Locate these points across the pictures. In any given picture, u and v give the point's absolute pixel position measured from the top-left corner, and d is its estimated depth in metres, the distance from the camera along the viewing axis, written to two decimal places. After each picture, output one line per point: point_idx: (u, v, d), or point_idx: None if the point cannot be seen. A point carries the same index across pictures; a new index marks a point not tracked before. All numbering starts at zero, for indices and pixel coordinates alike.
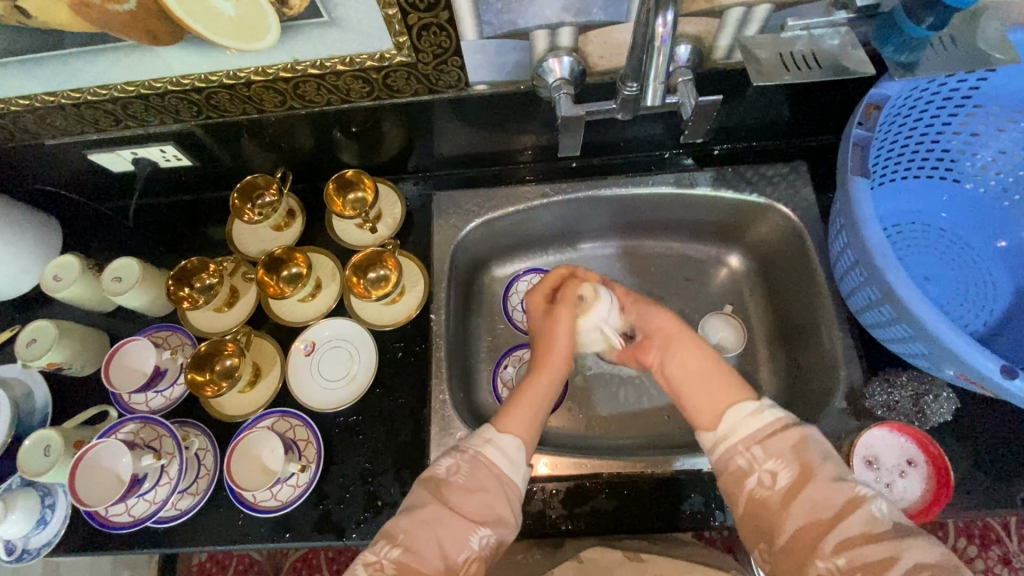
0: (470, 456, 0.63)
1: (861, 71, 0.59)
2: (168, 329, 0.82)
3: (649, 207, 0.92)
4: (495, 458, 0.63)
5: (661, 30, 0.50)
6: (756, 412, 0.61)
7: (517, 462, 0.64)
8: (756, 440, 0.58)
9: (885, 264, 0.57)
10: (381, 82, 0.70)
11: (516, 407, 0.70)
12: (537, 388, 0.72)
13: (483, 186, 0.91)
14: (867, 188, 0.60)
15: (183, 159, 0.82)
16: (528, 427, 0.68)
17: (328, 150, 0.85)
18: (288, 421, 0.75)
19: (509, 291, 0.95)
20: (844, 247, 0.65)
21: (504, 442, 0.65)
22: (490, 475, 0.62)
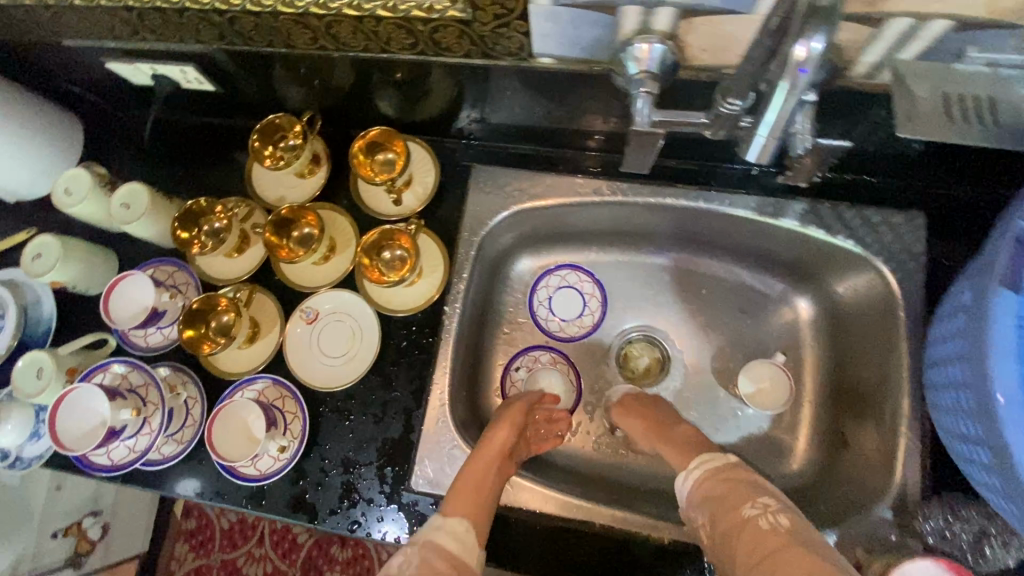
0: (419, 547, 0.55)
1: None
2: (174, 265, 0.77)
3: (717, 227, 0.79)
4: (444, 544, 0.56)
5: (801, 57, 0.39)
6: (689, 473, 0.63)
7: (469, 546, 0.57)
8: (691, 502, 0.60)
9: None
10: (429, 36, 0.58)
11: (461, 485, 0.62)
12: (481, 473, 0.64)
13: (530, 167, 0.79)
14: (1014, 303, 0.47)
15: (206, 84, 0.73)
16: (476, 507, 0.61)
17: (363, 96, 0.74)
18: (280, 390, 0.72)
19: (540, 282, 0.89)
20: (957, 355, 0.52)
21: (454, 526, 0.58)
22: (440, 558, 0.54)
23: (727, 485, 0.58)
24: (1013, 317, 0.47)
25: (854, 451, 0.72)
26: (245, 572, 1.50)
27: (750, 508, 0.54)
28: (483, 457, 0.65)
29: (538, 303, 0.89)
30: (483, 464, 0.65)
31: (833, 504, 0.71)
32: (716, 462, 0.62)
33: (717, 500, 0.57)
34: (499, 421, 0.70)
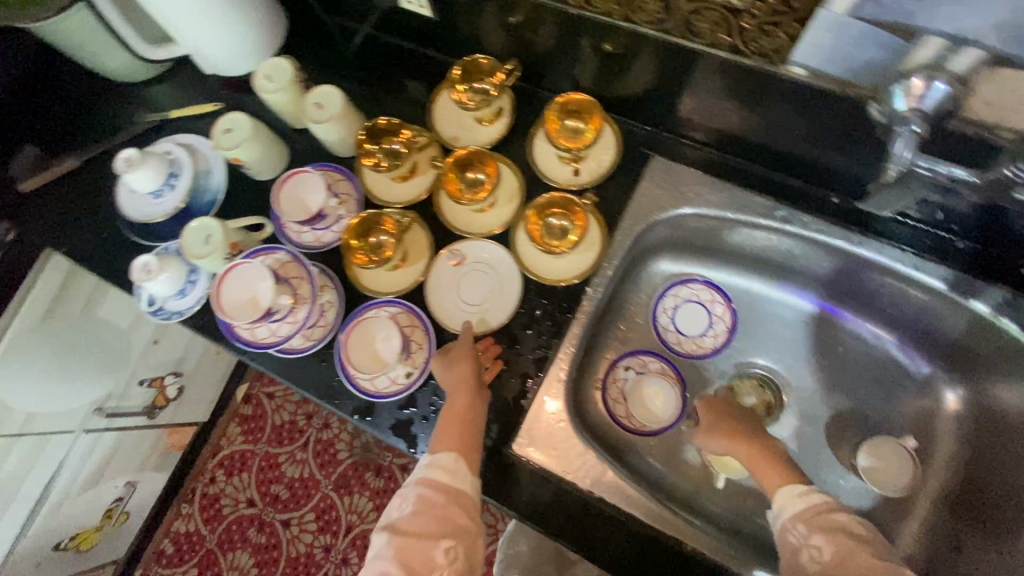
0: (415, 484, 0.60)
1: None
2: (342, 174, 0.79)
3: (886, 288, 0.74)
4: (437, 477, 0.59)
5: None
6: (801, 492, 0.61)
7: (461, 476, 0.60)
8: (801, 519, 0.59)
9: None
10: (684, 17, 0.55)
11: (445, 423, 0.64)
12: (461, 413, 0.65)
13: (710, 173, 0.76)
14: None
15: (424, 8, 0.73)
16: (464, 440, 0.63)
17: (569, 59, 0.72)
18: (411, 319, 0.73)
19: (668, 290, 0.87)
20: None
21: (442, 461, 0.60)
22: (439, 493, 0.58)
23: (838, 520, 0.57)
24: None
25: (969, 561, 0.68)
26: (285, 468, 1.59)
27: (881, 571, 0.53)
28: (463, 392, 0.66)
29: (661, 309, 0.87)
30: (464, 401, 0.65)
31: None
32: (829, 498, 0.59)
33: (845, 538, 0.55)
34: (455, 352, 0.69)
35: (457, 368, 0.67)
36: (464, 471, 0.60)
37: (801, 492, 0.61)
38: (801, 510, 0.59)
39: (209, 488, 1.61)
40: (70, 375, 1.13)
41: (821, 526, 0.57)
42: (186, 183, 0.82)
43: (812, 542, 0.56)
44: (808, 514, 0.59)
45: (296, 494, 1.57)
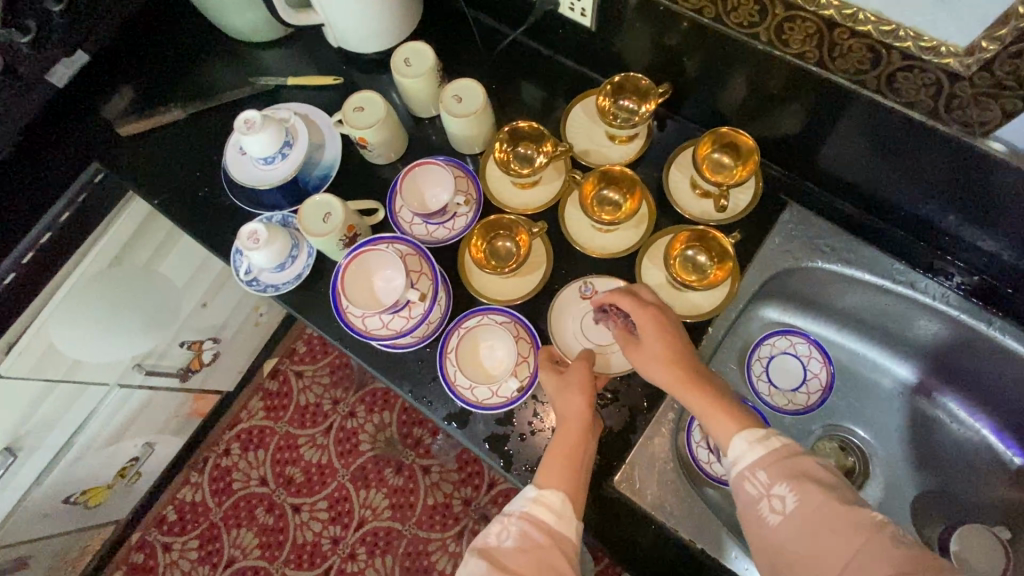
0: (518, 519, 0.55)
1: None
2: (466, 172, 0.75)
3: (1008, 375, 0.72)
4: (545, 518, 0.55)
5: None
6: (755, 440, 0.52)
7: (567, 519, 0.56)
8: (759, 467, 0.51)
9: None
10: (891, 70, 0.54)
11: (555, 454, 0.59)
12: (573, 448, 0.59)
13: (842, 230, 0.74)
14: None
15: (584, 18, 0.71)
16: (570, 476, 0.58)
17: (724, 94, 0.71)
18: (517, 330, 0.70)
19: (761, 343, 0.84)
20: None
21: (550, 500, 0.56)
22: (546, 534, 0.55)
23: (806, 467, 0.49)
24: None
25: None
26: (302, 452, 1.55)
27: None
28: (574, 426, 0.60)
29: (756, 357, 0.84)
30: (579, 436, 0.60)
31: None
32: (790, 442, 0.52)
33: (815, 489, 0.48)
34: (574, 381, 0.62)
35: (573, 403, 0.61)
36: (572, 513, 0.57)
37: (753, 441, 0.52)
38: (757, 461, 0.51)
39: (222, 460, 1.56)
40: (123, 329, 1.07)
41: (788, 472, 0.49)
42: (299, 154, 0.80)
43: (776, 491, 0.49)
44: (765, 464, 0.51)
45: (311, 479, 1.53)
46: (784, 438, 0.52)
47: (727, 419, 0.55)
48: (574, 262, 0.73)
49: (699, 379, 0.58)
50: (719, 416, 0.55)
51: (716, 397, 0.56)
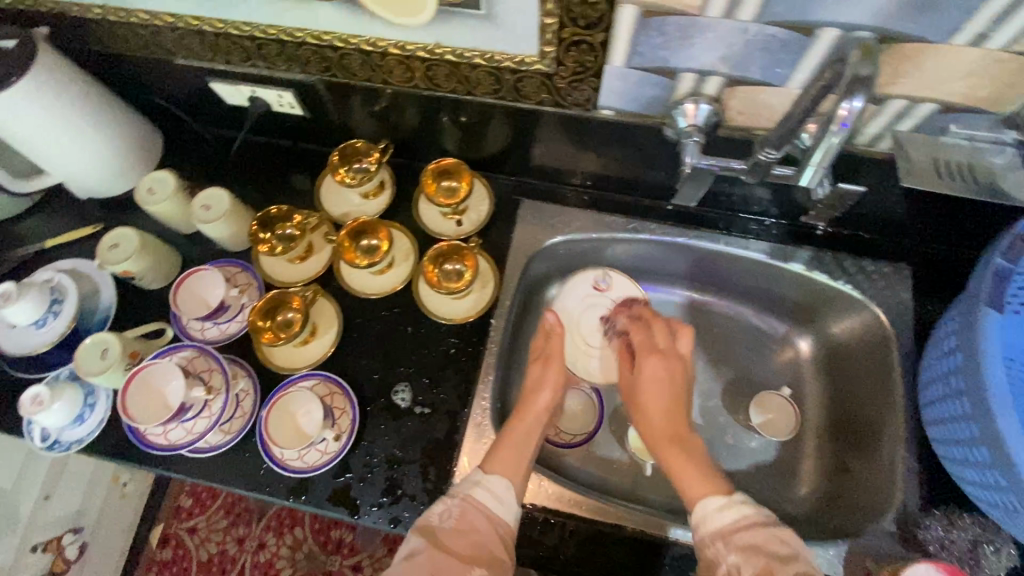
0: (461, 500, 0.62)
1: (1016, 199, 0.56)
2: (239, 266, 0.82)
3: (732, 270, 0.89)
4: (485, 503, 0.62)
5: (844, 115, 0.45)
6: (724, 506, 0.60)
7: (506, 505, 0.63)
8: (722, 536, 0.57)
9: (1004, 416, 0.52)
10: (512, 84, 0.69)
11: (504, 445, 0.69)
12: (521, 444, 0.69)
13: (571, 205, 0.89)
14: (998, 324, 0.54)
15: (296, 109, 0.83)
16: (516, 470, 0.67)
17: (432, 133, 0.84)
18: (329, 387, 0.75)
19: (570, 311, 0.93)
20: (957, 390, 0.58)
21: (494, 484, 0.64)
22: (483, 517, 0.61)
23: (773, 537, 0.56)
24: (1002, 338, 0.54)
25: (855, 475, 0.79)
26: None
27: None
28: (530, 419, 0.72)
29: None
30: (536, 429, 0.72)
31: (839, 525, 0.77)
32: (761, 514, 0.58)
33: (763, 557, 0.54)
34: (541, 384, 0.76)
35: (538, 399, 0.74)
36: (510, 500, 0.64)
37: (724, 505, 0.60)
38: (723, 525, 0.58)
39: None
40: None
41: (740, 544, 0.56)
42: (73, 307, 0.79)
43: (731, 559, 0.55)
44: (730, 530, 0.57)
45: None
46: (747, 509, 0.59)
47: (700, 486, 0.63)
48: (363, 310, 0.81)
49: (685, 442, 0.69)
50: (699, 484, 0.63)
51: (695, 463, 0.66)
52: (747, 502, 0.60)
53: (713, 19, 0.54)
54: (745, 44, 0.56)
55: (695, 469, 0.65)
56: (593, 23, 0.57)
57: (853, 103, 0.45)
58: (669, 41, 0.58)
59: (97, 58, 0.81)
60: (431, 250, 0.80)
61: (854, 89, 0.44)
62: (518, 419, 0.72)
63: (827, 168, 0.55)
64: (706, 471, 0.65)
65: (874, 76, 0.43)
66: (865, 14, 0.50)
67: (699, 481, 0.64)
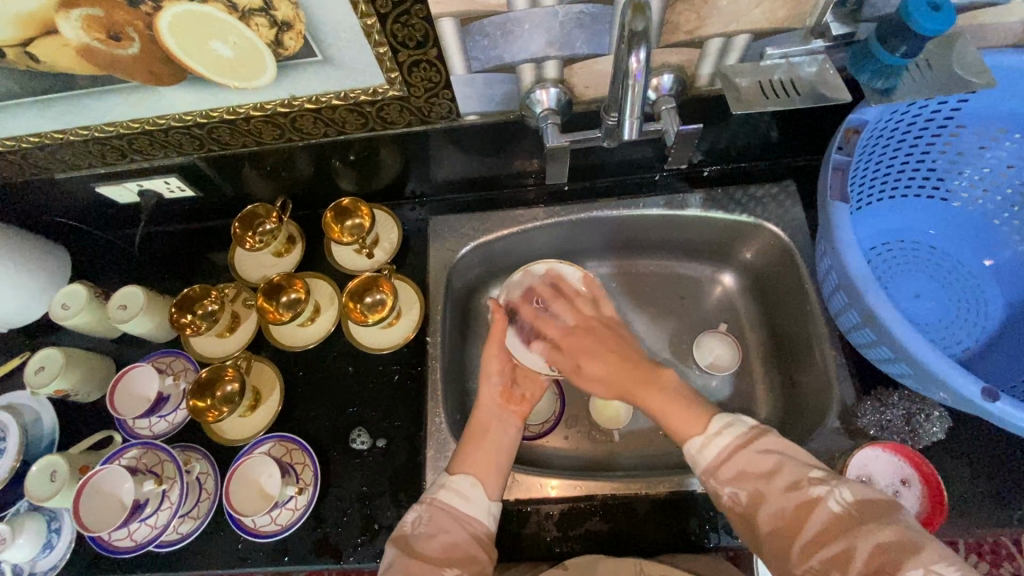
0: (427, 506, 0.66)
1: (837, 97, 0.61)
2: (172, 354, 0.84)
3: (645, 229, 0.93)
4: (453, 501, 0.66)
5: (634, 67, 0.49)
6: (705, 444, 0.62)
7: (475, 501, 0.66)
8: (719, 464, 0.60)
9: (869, 293, 0.57)
10: (375, 114, 0.72)
11: (472, 449, 0.72)
12: (481, 439, 0.73)
13: (479, 210, 0.92)
14: (847, 213, 0.60)
15: (187, 190, 0.85)
16: (483, 465, 0.70)
17: (327, 179, 0.87)
18: (285, 446, 0.76)
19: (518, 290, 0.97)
20: (834, 283, 0.63)
21: (459, 484, 0.67)
22: (450, 518, 0.64)
23: (766, 456, 0.59)
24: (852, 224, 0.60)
25: (801, 386, 0.82)
26: None
27: (813, 486, 0.55)
28: (482, 416, 0.75)
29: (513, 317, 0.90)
30: (487, 434, 0.73)
31: (799, 432, 0.79)
32: (738, 432, 0.61)
33: (755, 479, 0.58)
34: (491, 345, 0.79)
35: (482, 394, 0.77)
36: (484, 495, 0.67)
37: (705, 442, 0.62)
38: (712, 459, 0.61)
39: None
40: None
41: (732, 474, 0.59)
42: (16, 441, 0.79)
43: (728, 490, 0.59)
44: (719, 463, 0.60)
45: None
46: (730, 432, 0.62)
47: (689, 422, 0.65)
48: (303, 362, 0.82)
49: (653, 379, 0.72)
50: (683, 423, 0.66)
51: (672, 398, 0.68)
52: (724, 426, 0.63)
53: (524, 11, 0.59)
54: (561, 25, 0.60)
55: (672, 406, 0.67)
56: (421, 42, 0.61)
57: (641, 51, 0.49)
58: (495, 41, 0.62)
59: None
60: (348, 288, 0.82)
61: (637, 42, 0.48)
62: (476, 423, 0.75)
63: (641, 112, 0.56)
64: (686, 403, 0.67)
65: (650, 28, 0.47)
66: None
67: (683, 417, 0.66)
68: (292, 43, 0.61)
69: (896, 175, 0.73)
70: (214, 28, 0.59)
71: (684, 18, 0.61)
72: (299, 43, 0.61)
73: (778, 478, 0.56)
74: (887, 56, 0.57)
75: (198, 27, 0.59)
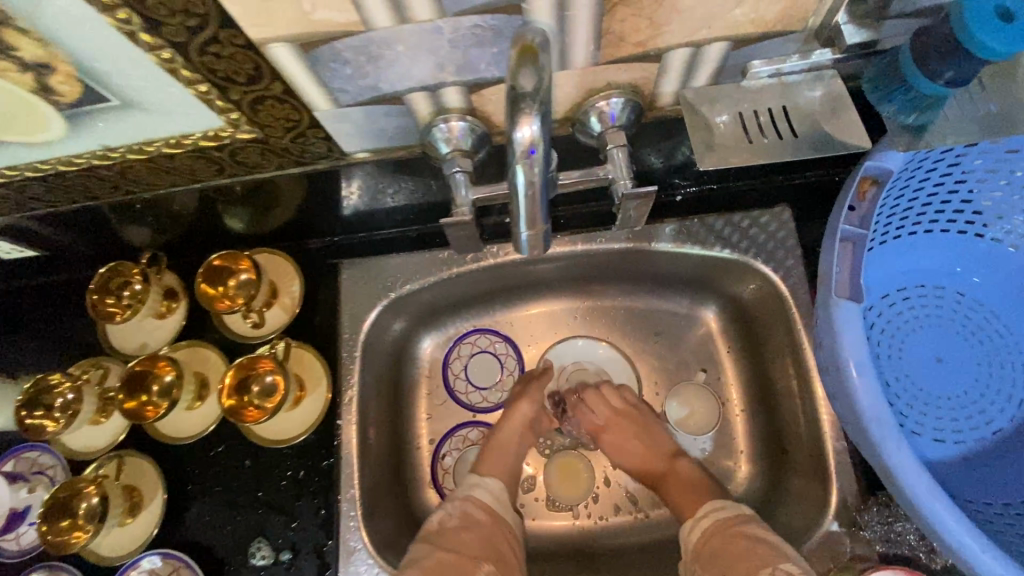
0: (462, 502, 0.71)
1: (858, 146, 0.44)
2: (34, 449, 0.69)
3: (609, 264, 0.76)
4: (484, 499, 0.71)
5: (524, 142, 0.33)
6: (702, 516, 0.67)
7: (503, 502, 0.72)
8: (715, 531, 0.64)
9: (887, 449, 0.48)
10: (231, 160, 0.54)
11: (495, 451, 0.76)
12: (506, 444, 0.76)
13: (402, 250, 0.75)
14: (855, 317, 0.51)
15: (27, 251, 0.69)
16: (506, 470, 0.75)
17: (201, 224, 0.69)
18: (171, 564, 0.63)
19: (463, 335, 0.83)
20: (829, 393, 0.53)
21: (489, 484, 0.73)
22: (484, 512, 0.70)
23: (744, 541, 0.61)
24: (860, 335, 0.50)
25: (792, 457, 0.69)
26: None
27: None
28: (509, 430, 0.77)
29: (454, 377, 0.83)
30: (513, 439, 0.77)
31: (784, 514, 0.67)
32: (739, 514, 0.65)
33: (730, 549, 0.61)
34: (518, 395, 0.79)
35: (516, 410, 0.78)
36: (505, 498, 0.73)
37: (694, 526, 0.67)
38: (705, 528, 0.65)
39: None
40: None
41: (715, 548, 0.63)
42: None
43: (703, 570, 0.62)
44: (712, 532, 0.64)
45: None
46: (724, 513, 0.66)
47: (686, 503, 0.70)
48: (190, 454, 0.68)
49: (668, 474, 0.74)
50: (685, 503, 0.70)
51: (687, 486, 0.71)
52: (721, 506, 0.67)
53: (391, 30, 0.39)
54: (452, 43, 0.41)
55: (686, 493, 0.71)
56: (254, 75, 0.42)
57: (532, 116, 0.33)
58: (360, 69, 0.43)
59: None
60: (223, 388, 0.64)
61: (518, 110, 0.32)
62: (500, 427, 0.78)
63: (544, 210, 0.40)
64: (692, 484, 0.71)
65: (546, 86, 0.31)
66: None
67: (681, 496, 0.71)
68: (65, 87, 0.42)
69: (919, 212, 0.60)
70: None
71: (632, 27, 0.42)
72: (76, 87, 0.42)
73: (743, 563, 0.59)
74: (931, 87, 0.42)
75: None
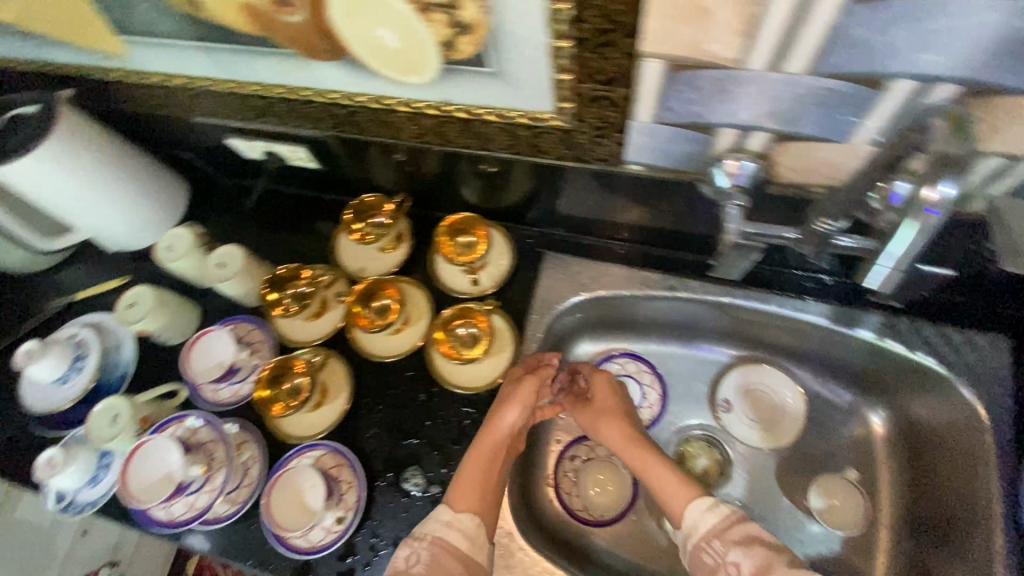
0: (428, 544, 0.58)
1: None
2: (253, 324, 0.80)
3: (794, 335, 0.78)
4: (457, 543, 0.59)
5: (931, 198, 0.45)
6: (709, 508, 0.59)
7: (478, 542, 0.60)
8: (715, 534, 0.56)
9: None
10: (529, 140, 0.63)
11: (468, 477, 0.64)
12: (478, 470, 0.65)
13: (603, 259, 0.81)
14: None
15: (310, 162, 0.81)
16: (485, 501, 0.63)
17: (449, 182, 0.78)
18: (336, 458, 0.71)
19: (614, 355, 0.86)
20: None
21: (464, 524, 0.60)
22: (455, 560, 0.58)
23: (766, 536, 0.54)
24: None
25: None
26: None
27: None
28: (492, 448, 0.66)
29: None
30: (486, 460, 0.65)
31: None
32: (737, 508, 0.58)
33: (766, 548, 0.53)
34: (509, 401, 0.69)
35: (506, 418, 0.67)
36: (484, 537, 0.61)
37: (705, 509, 0.59)
38: (712, 526, 0.57)
39: None
40: None
41: (738, 538, 0.55)
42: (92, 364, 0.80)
43: (732, 556, 0.53)
44: (720, 530, 0.56)
45: None
46: (726, 508, 0.58)
47: (675, 486, 0.64)
48: (376, 371, 0.77)
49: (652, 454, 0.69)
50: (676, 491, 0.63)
51: (669, 466, 0.66)
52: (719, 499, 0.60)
53: (757, 72, 0.46)
54: (798, 99, 0.47)
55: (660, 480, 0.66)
56: (614, 78, 0.50)
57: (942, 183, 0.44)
58: (704, 96, 0.50)
59: (122, 115, 0.82)
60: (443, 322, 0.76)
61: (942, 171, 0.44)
62: (480, 442, 0.66)
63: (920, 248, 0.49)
64: (668, 462, 0.67)
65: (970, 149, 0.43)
66: (943, 66, 0.41)
67: (674, 491, 0.63)
68: (466, 47, 0.51)
69: None
70: (382, 15, 0.50)
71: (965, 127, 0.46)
72: (473, 49, 0.51)
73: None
74: None
75: (368, 10, 0.50)
